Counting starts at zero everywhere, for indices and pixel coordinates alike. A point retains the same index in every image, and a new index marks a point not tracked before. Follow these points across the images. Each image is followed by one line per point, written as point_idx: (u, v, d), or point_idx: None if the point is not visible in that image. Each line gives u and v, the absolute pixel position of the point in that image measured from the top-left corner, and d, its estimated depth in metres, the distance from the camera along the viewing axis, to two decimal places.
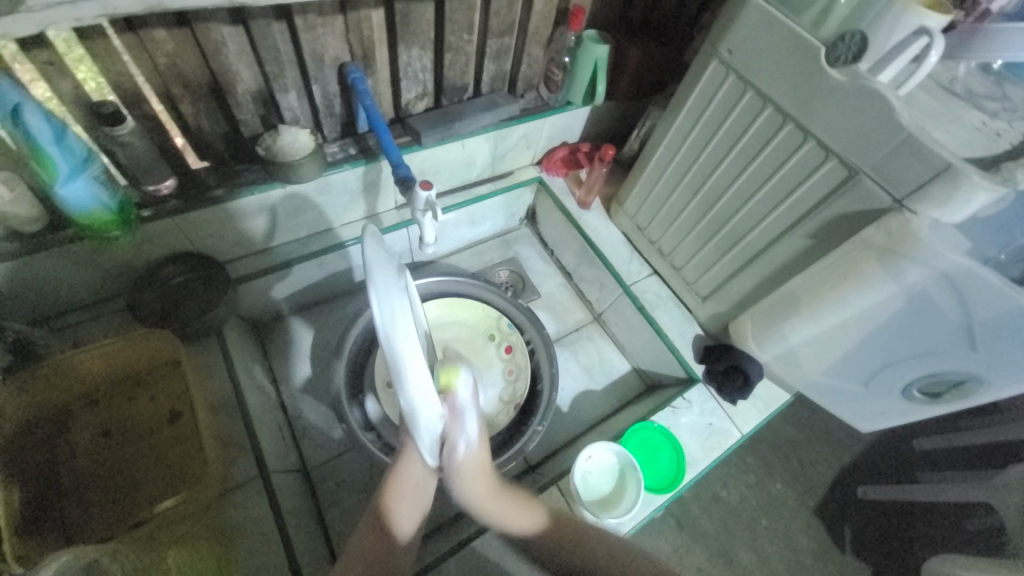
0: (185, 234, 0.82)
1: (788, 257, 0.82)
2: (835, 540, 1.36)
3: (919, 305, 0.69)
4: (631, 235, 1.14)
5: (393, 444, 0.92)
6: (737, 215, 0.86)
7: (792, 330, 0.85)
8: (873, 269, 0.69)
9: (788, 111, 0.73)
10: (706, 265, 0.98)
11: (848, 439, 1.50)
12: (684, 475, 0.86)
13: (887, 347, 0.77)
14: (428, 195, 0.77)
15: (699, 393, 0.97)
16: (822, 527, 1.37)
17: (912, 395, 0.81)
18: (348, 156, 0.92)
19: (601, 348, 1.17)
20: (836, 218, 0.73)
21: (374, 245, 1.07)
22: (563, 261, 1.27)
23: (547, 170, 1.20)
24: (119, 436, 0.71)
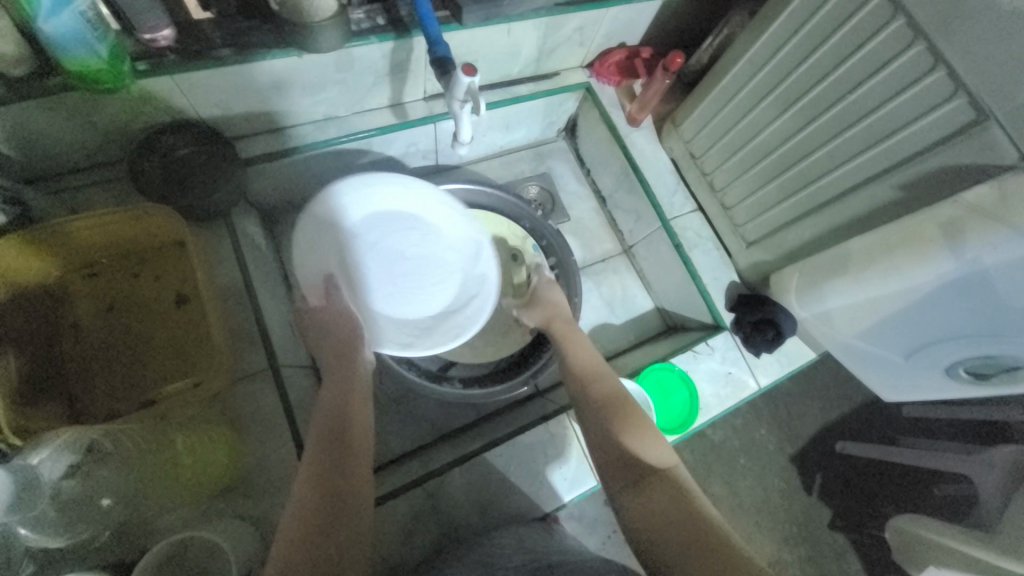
0: (184, 98, 0.72)
1: (865, 209, 0.73)
2: (804, 485, 1.41)
3: (977, 284, 0.62)
4: (681, 163, 1.02)
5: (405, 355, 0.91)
6: (818, 153, 0.76)
7: (838, 291, 0.78)
8: (964, 236, 0.60)
9: (923, 28, 0.59)
10: (762, 207, 0.89)
11: (839, 396, 1.49)
12: (695, 419, 0.86)
13: (944, 324, 0.70)
14: (471, 83, 0.66)
15: (723, 341, 0.93)
16: (795, 472, 1.42)
17: (956, 374, 0.76)
18: (376, 27, 0.77)
19: (626, 282, 1.12)
20: (939, 170, 0.63)
21: (397, 139, 0.96)
22: (599, 184, 1.16)
23: (598, 75, 1.05)
24: (124, 314, 0.67)
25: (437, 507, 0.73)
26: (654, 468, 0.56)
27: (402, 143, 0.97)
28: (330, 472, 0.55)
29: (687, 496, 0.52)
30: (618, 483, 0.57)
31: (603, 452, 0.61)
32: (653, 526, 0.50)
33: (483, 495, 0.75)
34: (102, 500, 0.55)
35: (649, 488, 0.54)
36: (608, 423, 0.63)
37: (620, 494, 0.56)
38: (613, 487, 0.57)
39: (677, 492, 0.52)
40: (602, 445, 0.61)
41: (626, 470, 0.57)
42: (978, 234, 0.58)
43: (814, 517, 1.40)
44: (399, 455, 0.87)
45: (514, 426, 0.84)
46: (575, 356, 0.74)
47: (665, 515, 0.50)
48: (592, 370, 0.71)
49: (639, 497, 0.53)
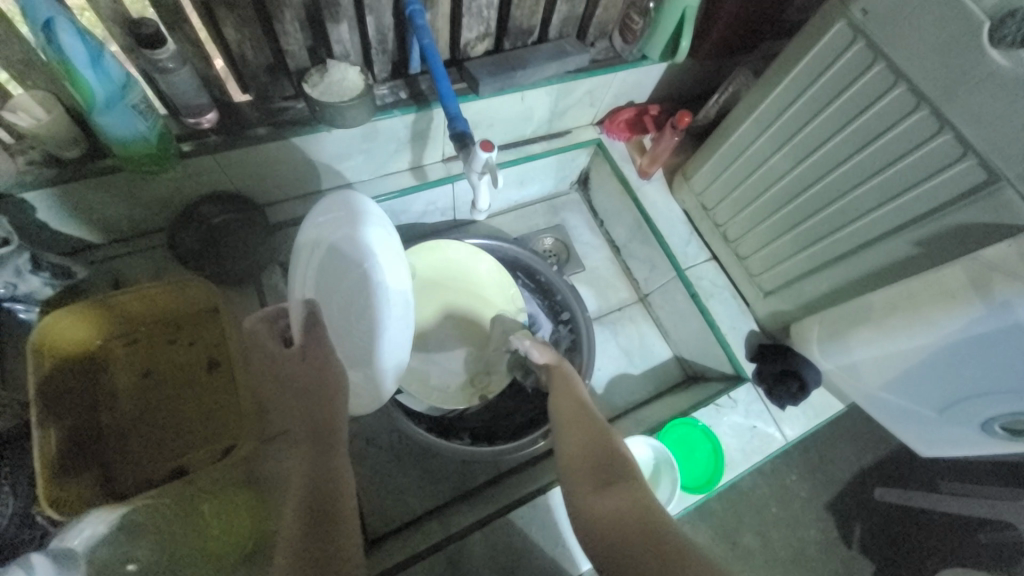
0: (224, 173, 0.78)
1: (882, 263, 0.73)
2: (842, 537, 1.32)
3: (1003, 337, 0.61)
4: (693, 214, 1.05)
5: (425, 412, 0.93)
6: (829, 208, 0.77)
7: (859, 344, 0.78)
8: (998, 293, 0.58)
9: (926, 94, 0.61)
10: (776, 258, 0.90)
11: (872, 441, 1.40)
12: (721, 477, 0.83)
13: (975, 380, 0.68)
14: (489, 158, 0.70)
15: (746, 393, 0.92)
16: (831, 523, 1.33)
17: (992, 430, 0.73)
18: (398, 102, 0.83)
19: (644, 331, 1.12)
20: (954, 227, 0.63)
21: (417, 199, 1.00)
22: (613, 235, 1.19)
23: (609, 132, 1.09)
24: (158, 379, 0.70)
25: (456, 573, 0.71)
26: (625, 473, 0.55)
27: (422, 202, 1.01)
28: (314, 540, 0.51)
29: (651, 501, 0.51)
30: (583, 483, 0.55)
31: (572, 452, 0.59)
32: (608, 532, 0.49)
33: (504, 560, 0.73)
34: (130, 565, 0.57)
35: (616, 490, 0.53)
36: (584, 428, 0.61)
37: (584, 495, 0.54)
38: (576, 487, 0.56)
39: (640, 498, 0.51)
40: (571, 445, 0.60)
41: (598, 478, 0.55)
42: (1008, 289, 0.58)
43: (853, 574, 1.29)
44: (423, 512, 0.86)
45: (533, 485, 0.82)
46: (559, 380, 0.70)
47: (627, 520, 0.49)
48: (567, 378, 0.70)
49: (602, 499, 0.52)
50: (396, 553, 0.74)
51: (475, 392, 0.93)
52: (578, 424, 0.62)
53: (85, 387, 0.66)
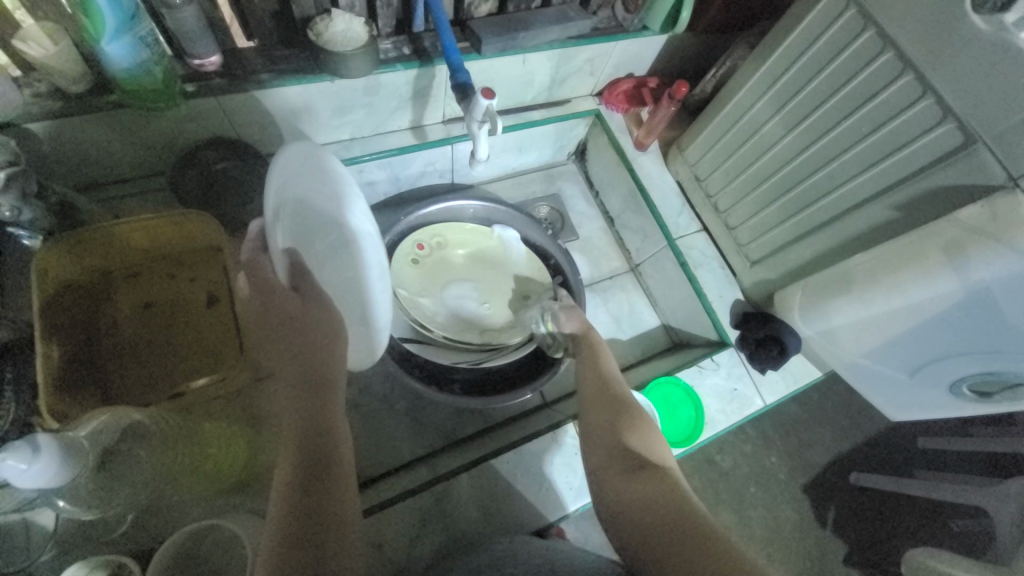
0: (226, 118, 0.79)
1: (864, 227, 0.76)
2: (818, 517, 1.33)
3: (972, 297, 0.64)
4: (686, 186, 1.07)
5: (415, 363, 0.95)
6: (817, 174, 0.80)
7: (838, 309, 0.81)
8: (975, 252, 0.61)
9: (912, 59, 0.63)
10: (763, 227, 0.93)
11: (850, 425, 1.43)
12: (700, 433, 0.87)
13: (945, 341, 0.72)
14: (489, 106, 0.72)
15: (729, 357, 0.95)
16: (807, 503, 1.34)
17: (960, 391, 0.77)
18: (401, 56, 0.84)
19: (633, 299, 1.14)
20: (932, 191, 0.66)
21: (416, 159, 1.01)
22: (607, 205, 1.21)
23: (607, 103, 1.11)
24: (158, 311, 0.72)
25: (444, 510, 0.74)
26: (651, 461, 0.57)
27: (420, 162, 1.03)
28: (304, 497, 0.51)
29: (680, 490, 0.53)
30: (609, 473, 0.58)
31: (598, 448, 0.61)
32: (637, 518, 0.51)
33: (490, 501, 0.76)
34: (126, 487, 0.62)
35: (644, 476, 0.55)
36: (607, 421, 0.62)
37: (610, 478, 0.57)
38: (603, 476, 0.58)
39: (668, 486, 0.53)
40: (597, 440, 0.61)
41: (622, 461, 0.58)
42: (979, 252, 0.60)
43: (827, 552, 1.31)
44: (415, 458, 0.88)
45: (522, 434, 0.85)
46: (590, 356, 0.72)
47: (656, 507, 0.51)
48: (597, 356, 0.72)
49: (630, 485, 0.55)
50: (386, 491, 0.77)
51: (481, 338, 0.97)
52: (601, 417, 0.63)
53: (87, 315, 0.68)
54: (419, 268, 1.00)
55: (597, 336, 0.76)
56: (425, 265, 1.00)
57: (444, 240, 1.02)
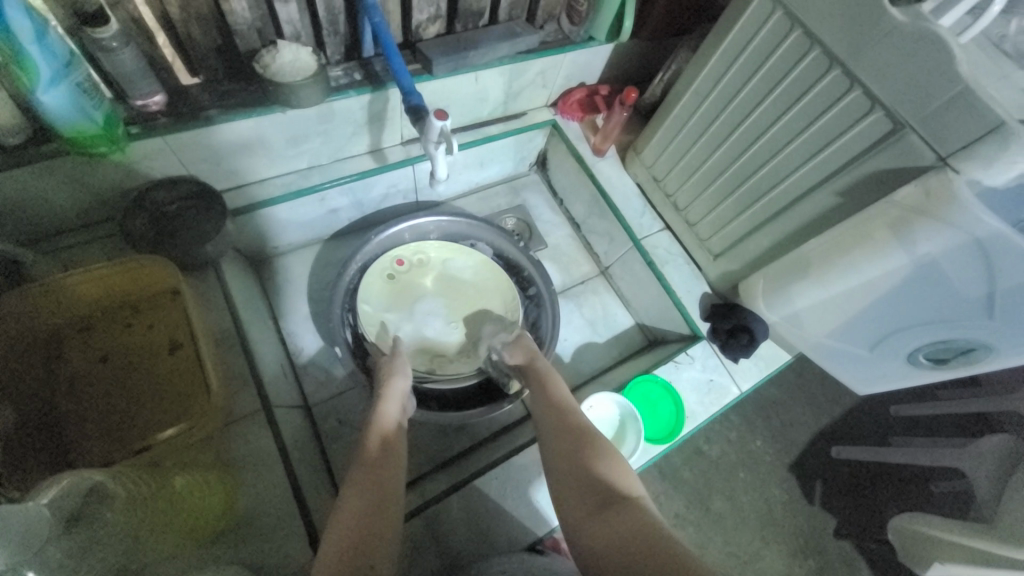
0: (175, 156, 0.77)
1: (814, 215, 0.79)
2: (805, 494, 1.36)
3: (920, 269, 0.68)
4: (646, 186, 1.10)
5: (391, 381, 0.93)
6: (764, 168, 0.83)
7: (800, 292, 0.84)
8: (921, 227, 0.64)
9: (837, 55, 0.67)
10: (722, 222, 0.96)
11: (827, 401, 1.48)
12: (682, 427, 0.88)
13: (897, 314, 0.76)
14: (444, 126, 0.72)
15: (702, 349, 0.98)
16: (794, 481, 1.38)
17: (917, 360, 0.81)
18: (353, 82, 0.85)
19: (606, 301, 1.16)
20: (870, 175, 0.70)
21: (378, 182, 1.01)
22: (572, 212, 1.23)
23: (562, 113, 1.14)
24: (117, 362, 0.70)
25: (436, 535, 0.73)
26: (619, 492, 0.57)
27: (383, 185, 1.02)
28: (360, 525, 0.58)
29: (650, 518, 0.53)
30: (579, 512, 0.58)
31: (568, 489, 0.61)
32: (610, 552, 0.51)
33: (481, 521, 0.75)
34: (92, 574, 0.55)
35: (612, 515, 0.55)
36: (573, 456, 0.64)
37: (583, 517, 0.57)
38: (575, 514, 0.58)
39: (636, 514, 0.54)
40: (565, 481, 0.62)
41: (592, 496, 0.58)
42: (923, 229, 0.64)
43: (817, 528, 1.34)
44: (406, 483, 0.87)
45: (508, 449, 0.85)
46: (545, 395, 0.74)
47: (624, 538, 0.51)
48: (553, 393, 0.74)
49: (602, 521, 0.55)
50: None
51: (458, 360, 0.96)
52: (567, 454, 0.64)
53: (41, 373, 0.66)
54: (392, 284, 0.99)
55: (551, 369, 0.80)
56: (398, 280, 1.00)
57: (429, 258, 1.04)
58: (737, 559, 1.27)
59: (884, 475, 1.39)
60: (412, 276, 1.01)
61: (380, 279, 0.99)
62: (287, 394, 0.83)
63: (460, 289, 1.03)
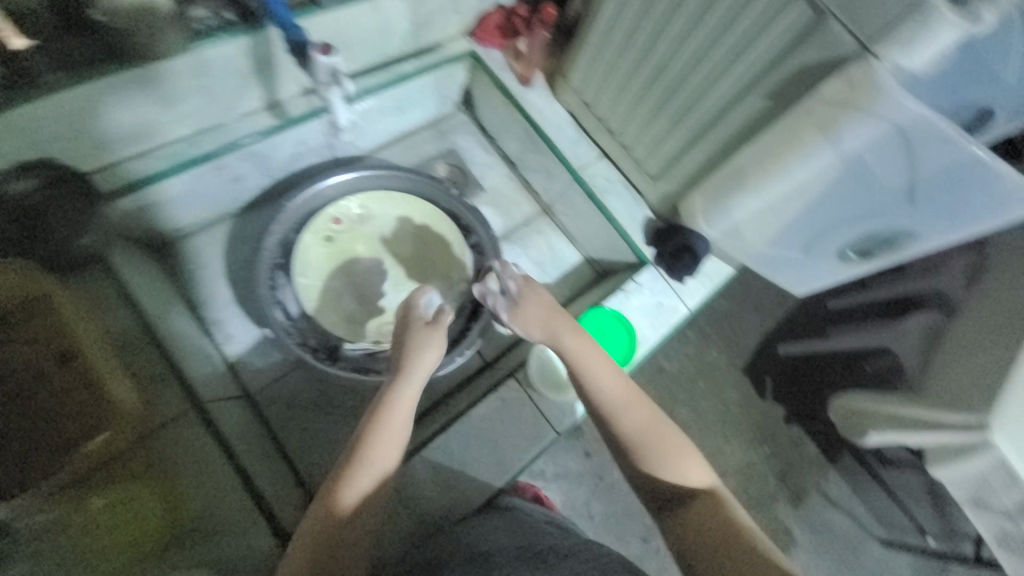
0: (22, 138, 0.66)
1: (743, 123, 0.77)
2: (756, 390, 1.46)
3: (847, 163, 0.69)
4: (577, 113, 1.04)
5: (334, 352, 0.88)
6: (692, 78, 0.79)
7: (738, 206, 0.83)
8: (848, 119, 0.64)
9: None
10: (658, 141, 0.93)
11: (773, 305, 1.55)
12: (634, 352, 0.91)
13: (827, 212, 0.78)
14: (334, 62, 0.66)
15: (650, 275, 0.98)
16: (746, 380, 1.47)
17: (846, 255, 0.85)
18: (225, 24, 0.72)
19: (551, 240, 1.13)
20: (796, 73, 0.68)
21: (283, 142, 0.90)
22: (506, 150, 1.15)
23: (481, 41, 1.04)
24: None
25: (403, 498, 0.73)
26: (688, 490, 0.58)
27: (290, 144, 0.91)
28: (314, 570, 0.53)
29: (732, 520, 0.55)
30: (652, 503, 0.61)
31: (634, 479, 0.62)
32: (700, 541, 0.54)
33: (448, 476, 0.76)
34: None
35: (691, 509, 0.57)
36: (634, 453, 0.61)
37: (660, 512, 0.60)
38: (648, 503, 0.61)
39: (715, 509, 0.56)
40: (629, 471, 0.62)
41: (661, 488, 0.60)
42: (847, 122, 0.64)
43: (769, 417, 1.45)
44: None
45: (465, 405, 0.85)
46: (578, 367, 0.65)
47: (712, 535, 0.54)
48: (591, 367, 0.64)
49: (682, 520, 0.57)
50: None
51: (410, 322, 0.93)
52: (629, 450, 0.61)
53: None
54: (330, 248, 0.94)
55: (579, 332, 0.67)
56: (335, 243, 0.94)
57: (367, 212, 0.96)
58: None
59: None
60: (349, 237, 0.95)
61: (318, 243, 0.93)
62: (220, 387, 0.77)
63: (403, 248, 0.98)
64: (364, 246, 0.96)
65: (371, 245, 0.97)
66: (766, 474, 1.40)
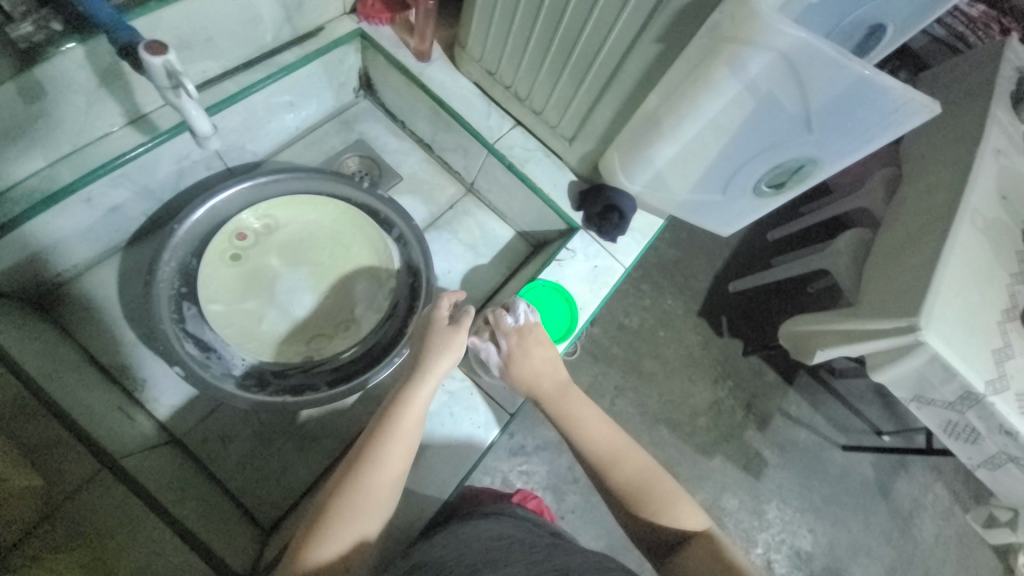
0: None
1: (642, 71, 0.76)
2: (714, 329, 1.50)
3: (747, 97, 0.69)
4: (483, 84, 0.99)
5: (262, 375, 0.82)
6: (584, 32, 0.77)
7: (656, 154, 0.82)
8: (738, 50, 0.63)
9: None
10: (566, 101, 0.90)
11: (718, 246, 1.58)
12: (577, 320, 0.90)
13: (740, 149, 0.78)
14: (169, 63, 0.58)
15: (581, 240, 0.97)
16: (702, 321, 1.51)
17: (762, 191, 0.86)
18: (48, 36, 0.62)
19: (481, 220, 1.10)
20: (680, 13, 0.66)
21: (160, 158, 0.81)
22: (418, 132, 1.09)
23: (367, 18, 0.97)
24: None
25: None
26: (681, 534, 0.61)
27: (170, 160, 0.82)
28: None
29: (726, 554, 0.58)
30: (642, 538, 0.64)
31: (622, 511, 0.66)
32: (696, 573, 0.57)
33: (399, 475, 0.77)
34: None
35: (687, 551, 0.60)
36: (630, 483, 0.65)
37: (658, 556, 0.63)
38: (639, 533, 0.65)
39: (711, 552, 0.59)
40: (618, 506, 0.66)
41: (657, 545, 0.63)
42: (740, 53, 0.63)
43: (730, 354, 1.49)
44: (328, 466, 0.87)
45: None
46: (574, 415, 0.71)
47: (704, 572, 0.57)
48: (585, 414, 0.71)
49: (685, 561, 0.59)
50: (292, 527, 0.72)
51: (341, 331, 0.89)
52: (625, 482, 0.65)
53: None
54: (239, 266, 0.87)
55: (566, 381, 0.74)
56: (244, 260, 0.88)
57: (272, 221, 0.90)
58: (670, 406, 1.41)
59: (774, 292, 1.55)
60: (259, 251, 0.89)
61: (224, 263, 0.86)
62: (138, 437, 0.71)
63: (321, 254, 0.92)
64: (276, 259, 0.89)
65: (287, 258, 0.90)
66: (733, 408, 1.44)
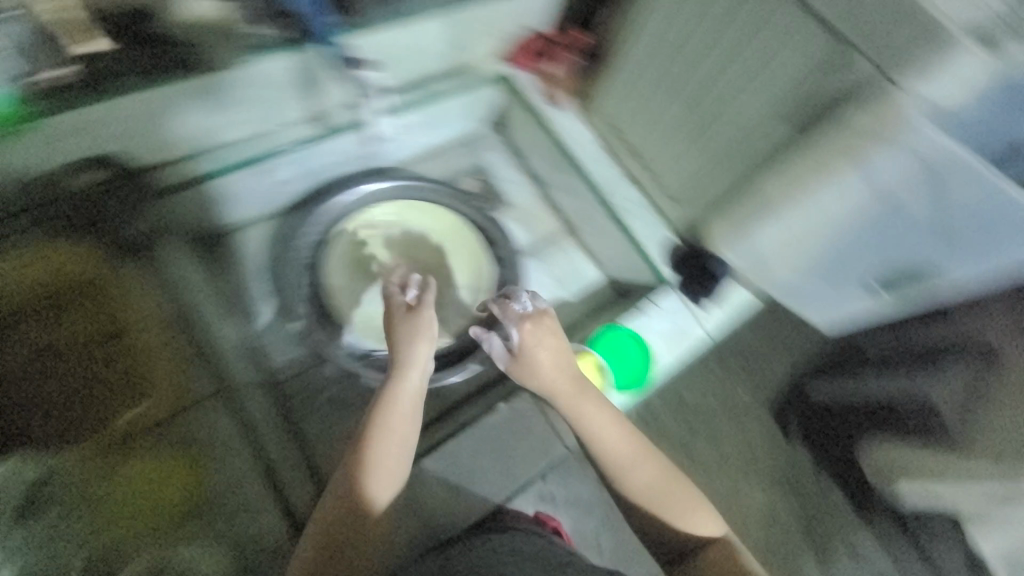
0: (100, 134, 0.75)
1: (766, 151, 0.78)
2: (778, 428, 1.31)
3: (878, 194, 0.70)
4: (604, 135, 1.07)
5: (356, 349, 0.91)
6: (716, 106, 0.82)
7: (763, 231, 0.83)
8: (873, 150, 0.65)
9: None
10: (681, 165, 0.95)
11: None
12: (649, 373, 0.90)
13: (858, 241, 0.78)
14: None
15: (670, 298, 0.97)
16: None
17: (871, 285, 0.85)
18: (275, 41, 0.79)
19: (573, 258, 1.15)
20: (820, 104, 0.69)
21: (321, 151, 0.95)
22: (533, 167, 1.18)
23: (514, 63, 1.09)
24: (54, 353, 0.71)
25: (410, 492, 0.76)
26: (702, 538, 0.73)
27: (328, 154, 0.96)
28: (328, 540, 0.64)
29: (734, 551, 0.73)
30: (664, 539, 0.74)
31: (649, 520, 0.74)
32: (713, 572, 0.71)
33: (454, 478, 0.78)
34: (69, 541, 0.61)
35: (704, 559, 0.72)
36: (664, 499, 0.73)
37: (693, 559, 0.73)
38: (661, 534, 0.74)
39: (727, 557, 0.72)
40: (644, 516, 0.74)
41: (678, 546, 0.74)
42: (878, 153, 0.65)
43: None
44: None
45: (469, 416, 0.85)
46: (597, 430, 0.74)
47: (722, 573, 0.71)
48: (604, 428, 0.74)
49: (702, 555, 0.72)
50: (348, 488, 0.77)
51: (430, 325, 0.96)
52: (663, 500, 0.73)
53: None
54: (358, 249, 0.98)
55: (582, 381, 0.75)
56: (363, 245, 0.98)
57: (394, 218, 1.00)
58: None
59: None
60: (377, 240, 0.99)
61: (348, 244, 0.98)
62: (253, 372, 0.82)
63: (428, 254, 1.01)
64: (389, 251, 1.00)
65: (399, 251, 1.01)
66: None
